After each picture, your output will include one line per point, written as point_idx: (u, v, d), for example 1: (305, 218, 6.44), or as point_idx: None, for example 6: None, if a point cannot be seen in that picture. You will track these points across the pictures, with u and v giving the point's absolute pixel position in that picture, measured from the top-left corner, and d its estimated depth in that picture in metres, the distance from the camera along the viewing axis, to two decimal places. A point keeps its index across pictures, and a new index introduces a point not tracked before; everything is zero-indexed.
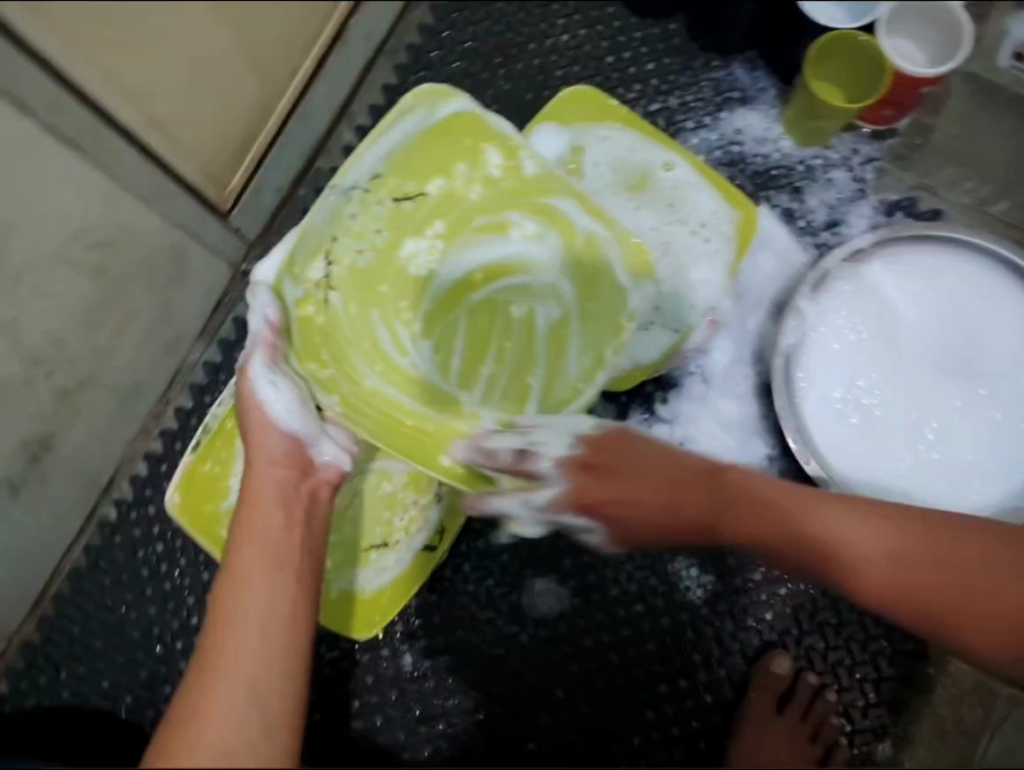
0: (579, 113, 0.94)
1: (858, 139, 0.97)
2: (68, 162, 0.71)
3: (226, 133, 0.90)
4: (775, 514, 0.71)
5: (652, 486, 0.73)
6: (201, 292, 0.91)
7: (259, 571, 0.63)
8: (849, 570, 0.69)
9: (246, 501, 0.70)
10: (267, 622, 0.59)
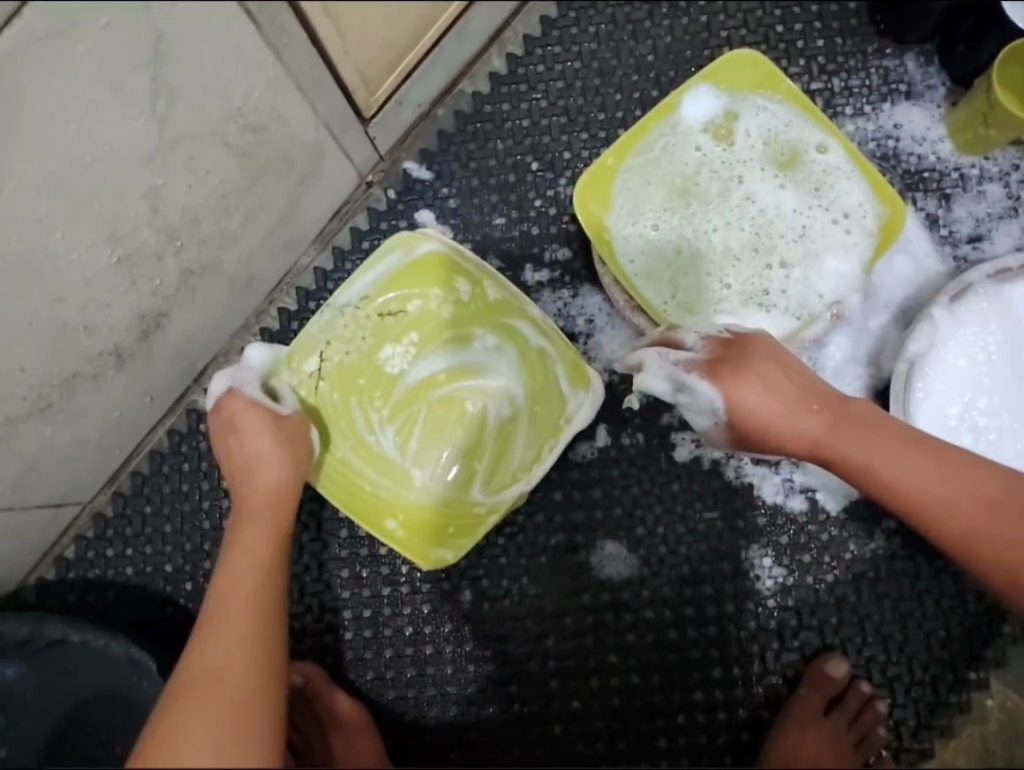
0: (740, 77, 0.87)
1: (1021, 155, 0.90)
2: (243, 36, 0.61)
3: (393, 41, 0.80)
4: (885, 441, 0.72)
5: (783, 382, 0.74)
6: (330, 196, 0.89)
7: (249, 558, 0.70)
8: (938, 512, 0.71)
9: (244, 495, 0.76)
10: (255, 599, 0.66)
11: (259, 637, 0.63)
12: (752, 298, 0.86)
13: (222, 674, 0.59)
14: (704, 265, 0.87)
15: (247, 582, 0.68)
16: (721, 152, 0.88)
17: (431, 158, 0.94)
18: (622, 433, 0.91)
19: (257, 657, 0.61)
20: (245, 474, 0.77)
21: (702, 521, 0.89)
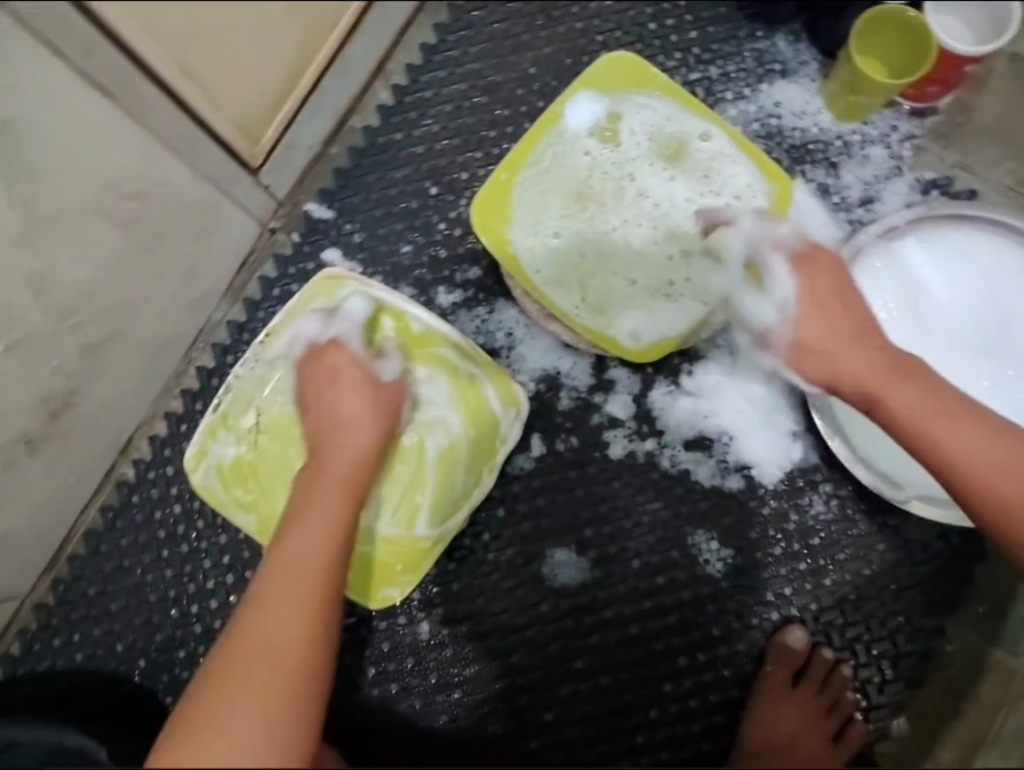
0: (616, 80, 0.89)
1: (897, 116, 0.93)
2: (94, 105, 0.66)
3: (263, 89, 0.86)
4: (938, 401, 0.68)
5: (839, 310, 0.70)
6: (232, 248, 0.88)
7: (327, 526, 0.66)
8: (992, 482, 0.66)
9: (326, 441, 0.73)
10: (319, 576, 0.63)
11: (316, 634, 0.61)
12: (659, 290, 0.88)
13: (272, 670, 0.57)
14: (610, 264, 0.89)
15: (315, 549, 0.65)
16: (610, 153, 0.90)
17: (331, 196, 0.93)
18: (557, 437, 0.92)
19: (309, 657, 0.59)
20: (330, 419, 0.74)
21: (647, 512, 0.90)
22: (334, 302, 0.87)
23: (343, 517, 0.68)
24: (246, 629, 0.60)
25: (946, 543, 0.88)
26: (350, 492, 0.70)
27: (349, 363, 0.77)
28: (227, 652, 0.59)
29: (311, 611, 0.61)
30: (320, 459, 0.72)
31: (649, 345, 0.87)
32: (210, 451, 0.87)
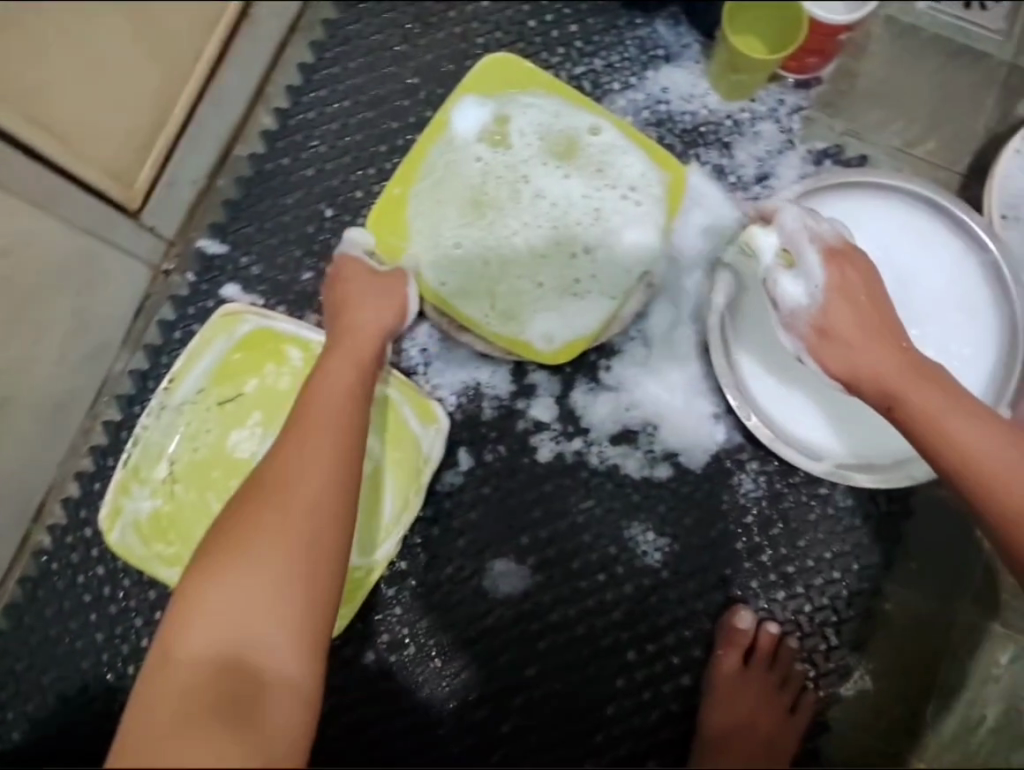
0: (498, 82, 0.88)
1: (783, 90, 0.91)
2: None
3: (130, 128, 0.82)
4: (951, 405, 0.66)
5: (868, 306, 0.71)
6: (122, 296, 0.85)
7: (341, 392, 0.67)
8: (1004, 481, 0.63)
9: (344, 324, 0.75)
10: (343, 426, 0.64)
11: (345, 475, 0.60)
12: (566, 289, 0.88)
13: (305, 504, 0.57)
14: (515, 269, 0.88)
15: (337, 404, 0.66)
16: (502, 156, 0.89)
17: (223, 230, 0.90)
18: (483, 448, 0.90)
19: (341, 493, 0.59)
20: (346, 307, 0.77)
21: (581, 512, 0.90)
22: (238, 341, 0.85)
23: (358, 383, 0.69)
24: (274, 469, 0.60)
25: (874, 505, 0.90)
26: (363, 367, 0.71)
27: (356, 269, 0.80)
28: (259, 488, 0.58)
29: (337, 453, 0.61)
30: (337, 341, 0.74)
31: (560, 347, 0.87)
32: (127, 507, 0.84)
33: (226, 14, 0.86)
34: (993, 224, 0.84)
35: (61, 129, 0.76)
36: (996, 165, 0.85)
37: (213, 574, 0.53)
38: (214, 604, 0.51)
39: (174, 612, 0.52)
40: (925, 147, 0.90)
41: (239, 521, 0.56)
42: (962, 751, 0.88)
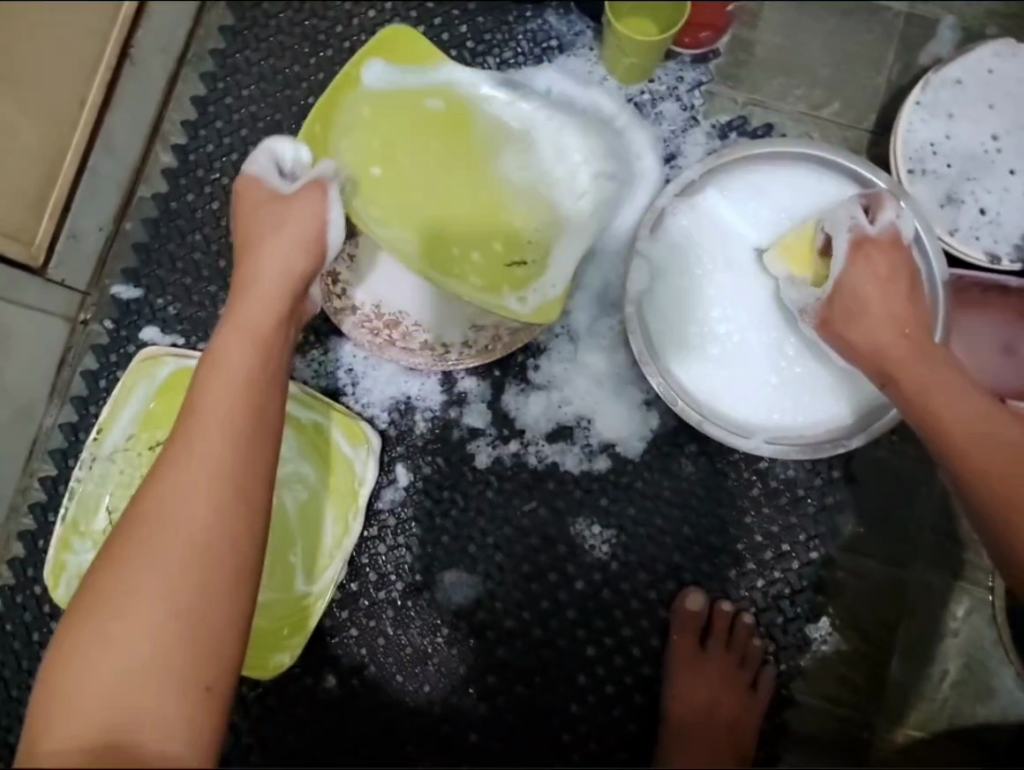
0: (401, 46, 0.81)
1: (681, 66, 0.91)
2: None
3: (22, 186, 0.80)
4: (948, 385, 0.69)
5: (885, 294, 0.74)
6: (39, 352, 0.86)
7: (230, 395, 0.59)
8: (981, 447, 0.66)
9: (243, 282, 0.67)
10: (232, 428, 0.58)
11: (233, 499, 0.55)
12: (539, 259, 0.82)
13: (182, 545, 0.52)
14: (477, 235, 0.81)
15: (227, 396, 0.59)
16: (427, 119, 0.81)
17: (135, 275, 0.90)
18: (420, 462, 0.90)
19: (222, 542, 0.54)
20: (250, 258, 0.68)
21: (524, 514, 0.89)
22: (161, 384, 0.85)
23: (255, 367, 0.62)
24: (152, 495, 0.55)
25: (817, 476, 0.89)
26: (263, 340, 0.63)
27: (257, 196, 0.70)
28: (133, 523, 0.54)
29: (223, 467, 0.56)
30: (235, 306, 0.66)
31: (536, 311, 0.79)
32: (70, 562, 0.83)
33: (106, 59, 0.86)
34: (898, 179, 0.84)
35: None
36: (898, 119, 0.86)
37: (80, 660, 0.49)
38: (89, 677, 0.48)
39: (53, 680, 0.49)
40: (831, 109, 0.91)
41: (113, 569, 0.52)
42: (928, 710, 0.88)
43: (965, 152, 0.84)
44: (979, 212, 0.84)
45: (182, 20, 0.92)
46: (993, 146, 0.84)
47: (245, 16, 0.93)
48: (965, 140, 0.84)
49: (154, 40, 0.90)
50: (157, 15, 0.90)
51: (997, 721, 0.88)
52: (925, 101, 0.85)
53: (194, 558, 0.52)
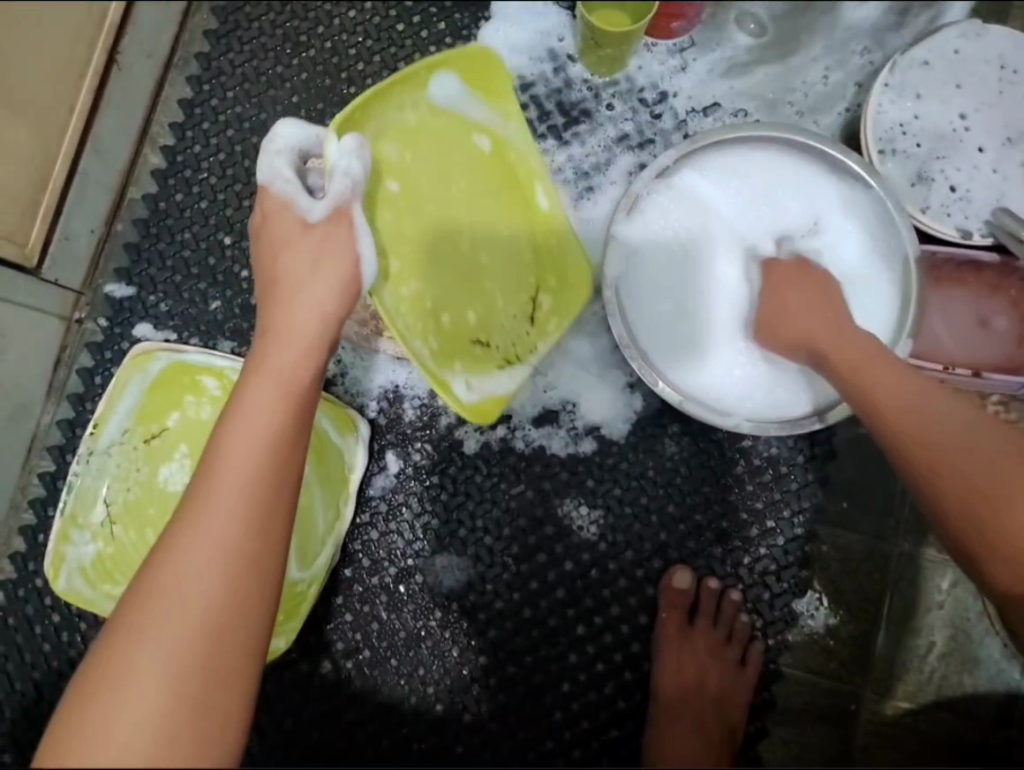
0: (484, 78, 0.81)
1: (652, 56, 0.93)
2: None
3: (15, 191, 0.82)
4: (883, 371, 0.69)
5: (807, 295, 0.77)
6: (36, 351, 0.88)
7: (258, 446, 0.53)
8: (921, 433, 0.66)
9: (275, 323, 0.62)
10: (253, 502, 0.51)
11: (248, 585, 0.50)
12: (502, 351, 0.86)
13: (192, 637, 0.47)
14: (450, 299, 0.83)
15: (251, 463, 0.52)
16: (469, 156, 0.83)
17: (127, 274, 0.92)
18: (409, 450, 0.92)
19: (241, 618, 0.49)
20: (284, 295, 0.64)
21: (512, 497, 0.91)
22: (154, 378, 0.87)
23: (284, 427, 0.55)
24: (160, 573, 0.49)
25: (799, 453, 0.91)
26: (294, 395, 0.57)
27: (287, 222, 0.67)
28: (138, 603, 0.48)
29: (242, 548, 0.50)
30: (264, 350, 0.60)
31: (477, 401, 0.83)
32: (71, 554, 0.85)
33: (93, 65, 0.88)
34: (869, 160, 0.86)
35: None
36: (868, 101, 0.88)
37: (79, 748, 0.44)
38: None
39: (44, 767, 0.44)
40: (801, 93, 0.93)
41: (111, 656, 0.47)
42: (915, 681, 0.89)
43: (934, 131, 0.86)
44: (949, 189, 0.86)
45: (167, 24, 0.94)
46: (962, 125, 0.86)
47: (228, 19, 0.95)
48: (933, 120, 0.86)
49: (139, 45, 0.92)
50: (142, 21, 0.92)
51: (984, 690, 0.89)
52: (892, 82, 0.87)
53: (205, 654, 0.47)
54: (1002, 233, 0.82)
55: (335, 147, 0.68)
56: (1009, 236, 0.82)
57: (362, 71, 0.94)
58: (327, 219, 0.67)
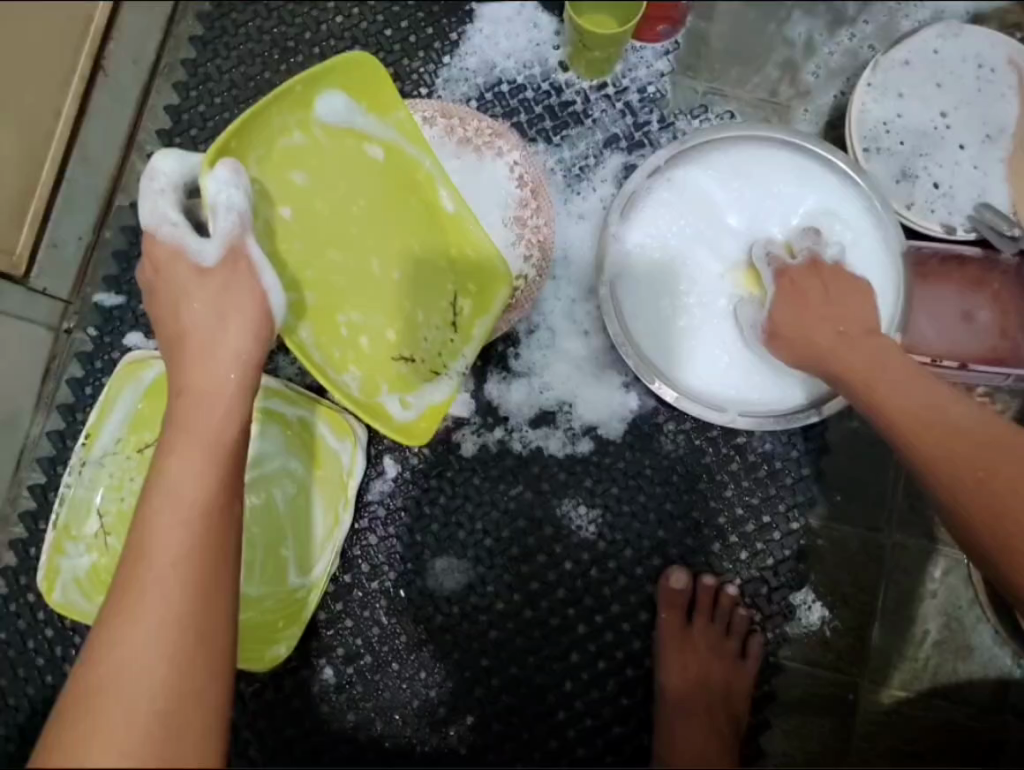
0: (371, 86, 0.72)
1: (641, 58, 0.95)
2: None
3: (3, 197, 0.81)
4: (889, 370, 0.70)
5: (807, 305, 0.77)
6: (24, 361, 0.87)
7: (184, 512, 0.53)
8: (916, 424, 0.66)
9: (189, 383, 0.62)
10: (187, 567, 0.51)
11: (195, 649, 0.49)
12: (428, 362, 0.81)
13: (143, 711, 0.46)
14: (370, 323, 0.77)
15: (181, 530, 0.52)
16: (367, 172, 0.75)
17: (116, 282, 0.91)
18: (407, 453, 0.92)
19: (188, 687, 0.48)
20: (198, 354, 0.64)
21: (511, 498, 0.91)
22: (147, 387, 0.86)
23: (208, 492, 0.55)
24: (103, 652, 0.48)
25: (793, 447, 0.92)
26: (219, 456, 0.57)
27: (182, 272, 0.65)
28: (83, 682, 0.47)
29: (183, 621, 0.49)
30: (180, 414, 0.60)
31: (417, 420, 0.79)
32: (67, 566, 0.84)
33: (80, 69, 0.87)
34: (855, 158, 0.88)
35: None
36: (852, 101, 0.89)
37: None
38: None
39: None
40: (786, 94, 0.95)
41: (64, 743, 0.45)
42: (911, 670, 0.91)
43: (916, 129, 0.88)
44: (933, 186, 0.88)
45: (152, 29, 0.94)
46: (943, 123, 0.88)
47: (214, 25, 0.95)
48: (915, 119, 0.88)
49: (126, 51, 0.91)
50: (128, 26, 0.92)
51: (978, 677, 0.91)
52: (875, 82, 0.89)
53: (157, 724, 0.46)
54: (983, 227, 0.86)
55: (211, 180, 0.61)
56: (991, 230, 0.85)
57: None
58: (221, 262, 0.65)
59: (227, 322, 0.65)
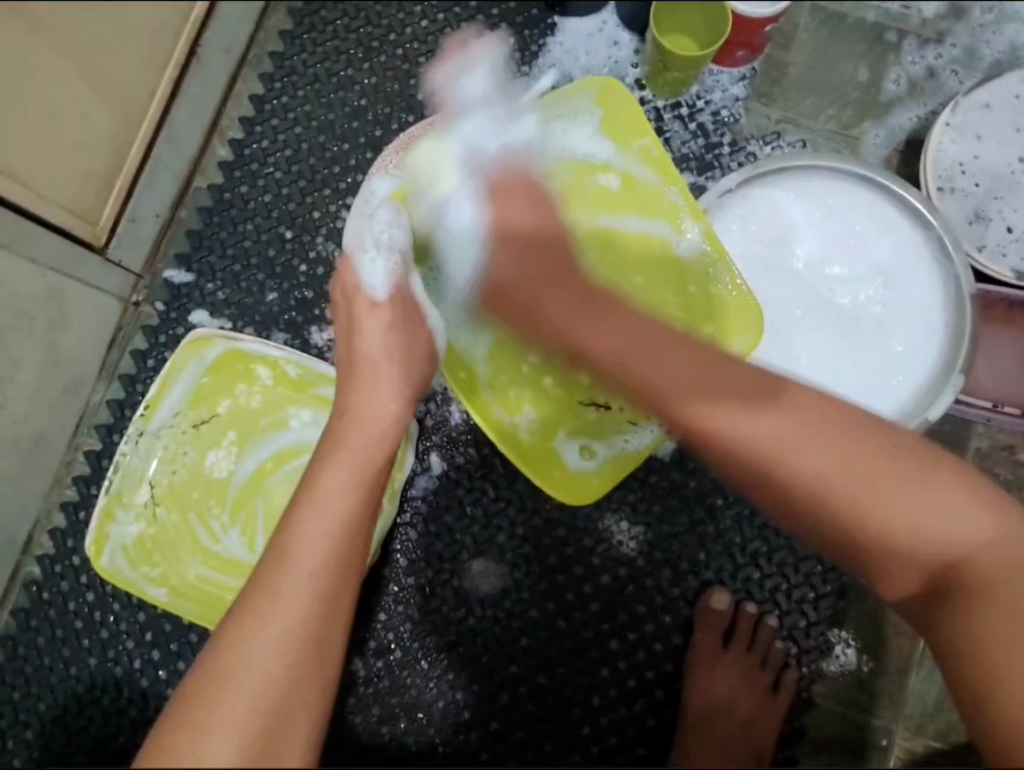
0: (615, 113, 0.84)
1: (719, 82, 0.95)
2: None
3: (89, 169, 0.84)
4: (637, 330, 0.65)
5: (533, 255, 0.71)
6: (94, 329, 0.89)
7: (331, 526, 0.56)
8: (655, 389, 0.62)
9: (352, 404, 0.66)
10: (318, 586, 0.52)
11: (313, 659, 0.49)
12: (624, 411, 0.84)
13: (258, 709, 0.46)
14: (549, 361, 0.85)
15: (326, 545, 0.54)
16: (597, 196, 0.87)
17: (187, 260, 0.93)
18: (454, 452, 0.92)
19: (302, 689, 0.48)
20: (362, 378, 0.68)
21: (553, 508, 0.91)
22: (209, 365, 0.88)
23: (351, 510, 0.58)
24: (232, 647, 0.48)
25: None
26: (363, 482, 0.60)
27: (360, 303, 0.70)
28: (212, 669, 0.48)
29: (311, 628, 0.50)
30: (338, 435, 0.64)
31: (594, 473, 0.84)
32: (118, 532, 0.86)
33: (175, 55, 0.90)
34: (929, 195, 0.88)
35: (24, 177, 0.77)
36: (929, 139, 0.89)
37: None
38: None
39: None
40: (861, 129, 0.95)
41: (177, 744, 0.44)
42: (947, 722, 0.89)
43: (993, 172, 0.87)
44: (1006, 230, 0.87)
45: (245, 19, 0.96)
46: (1020, 168, 0.87)
47: (303, 21, 0.97)
48: (993, 161, 0.88)
49: (219, 39, 0.94)
50: (224, 15, 0.94)
51: None
52: (954, 122, 0.88)
53: (263, 734, 0.45)
54: None
55: (376, 220, 0.71)
56: None
57: (431, 79, 0.96)
58: (391, 299, 0.71)
59: (399, 353, 0.70)
